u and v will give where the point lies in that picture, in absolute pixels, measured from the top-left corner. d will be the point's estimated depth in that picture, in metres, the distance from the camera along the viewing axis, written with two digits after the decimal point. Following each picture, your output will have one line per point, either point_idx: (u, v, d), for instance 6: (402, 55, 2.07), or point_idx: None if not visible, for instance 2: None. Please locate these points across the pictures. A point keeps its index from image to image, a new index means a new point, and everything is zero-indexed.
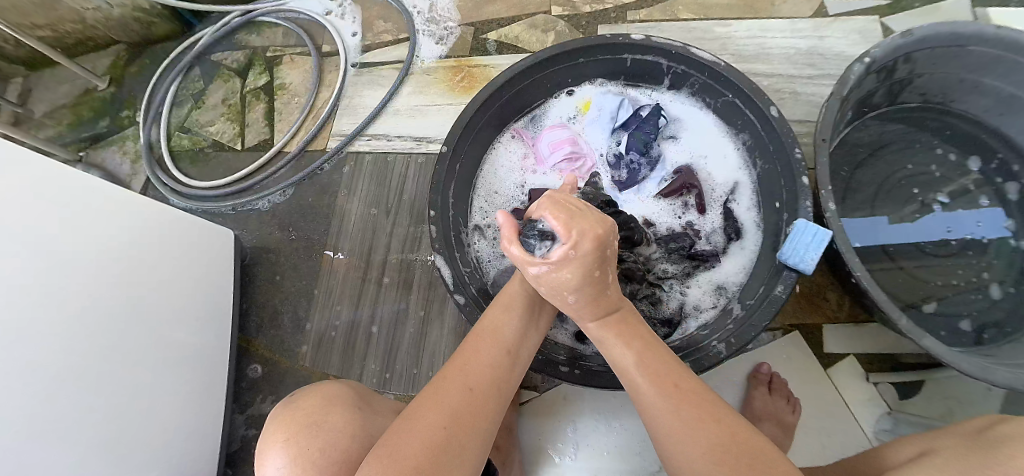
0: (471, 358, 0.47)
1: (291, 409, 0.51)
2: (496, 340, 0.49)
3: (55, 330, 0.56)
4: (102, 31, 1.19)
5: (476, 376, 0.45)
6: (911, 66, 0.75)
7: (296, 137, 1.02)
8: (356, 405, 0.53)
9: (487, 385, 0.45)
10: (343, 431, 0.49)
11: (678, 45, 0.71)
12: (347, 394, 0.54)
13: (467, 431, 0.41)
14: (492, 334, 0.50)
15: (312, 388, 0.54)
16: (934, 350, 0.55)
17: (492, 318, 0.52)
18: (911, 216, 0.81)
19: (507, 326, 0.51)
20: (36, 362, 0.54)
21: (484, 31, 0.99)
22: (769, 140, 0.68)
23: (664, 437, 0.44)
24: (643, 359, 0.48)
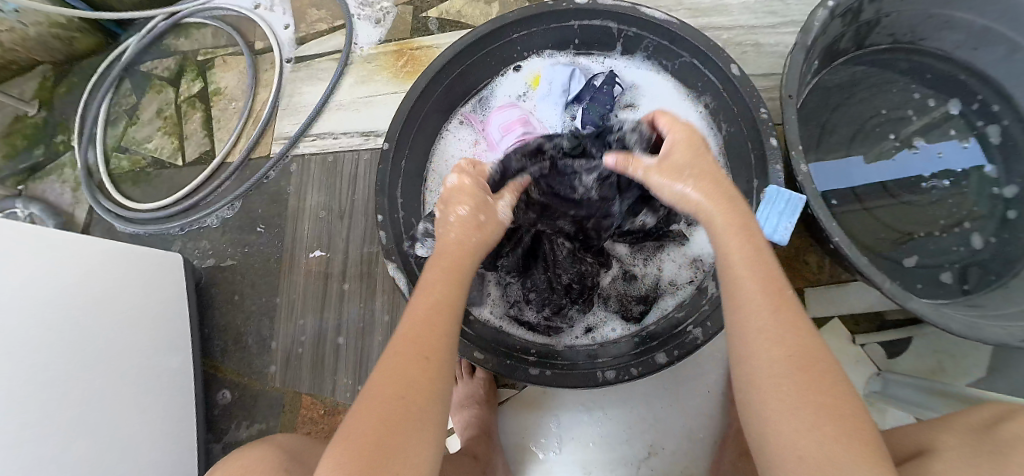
0: (406, 345, 0.40)
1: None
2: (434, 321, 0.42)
3: None
4: (22, 53, 1.10)
5: (415, 355, 0.39)
6: (878, 6, 0.70)
7: (238, 145, 0.95)
8: (283, 469, 0.49)
9: (426, 374, 0.38)
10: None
11: (627, 6, 0.65)
12: (271, 453, 0.52)
13: (404, 418, 0.36)
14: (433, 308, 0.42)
15: (233, 458, 0.52)
16: (920, 311, 0.51)
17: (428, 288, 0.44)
18: (889, 152, 0.77)
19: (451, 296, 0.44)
20: None
21: (424, 9, 0.91)
22: (732, 101, 0.63)
23: (741, 331, 0.39)
24: (749, 255, 0.41)
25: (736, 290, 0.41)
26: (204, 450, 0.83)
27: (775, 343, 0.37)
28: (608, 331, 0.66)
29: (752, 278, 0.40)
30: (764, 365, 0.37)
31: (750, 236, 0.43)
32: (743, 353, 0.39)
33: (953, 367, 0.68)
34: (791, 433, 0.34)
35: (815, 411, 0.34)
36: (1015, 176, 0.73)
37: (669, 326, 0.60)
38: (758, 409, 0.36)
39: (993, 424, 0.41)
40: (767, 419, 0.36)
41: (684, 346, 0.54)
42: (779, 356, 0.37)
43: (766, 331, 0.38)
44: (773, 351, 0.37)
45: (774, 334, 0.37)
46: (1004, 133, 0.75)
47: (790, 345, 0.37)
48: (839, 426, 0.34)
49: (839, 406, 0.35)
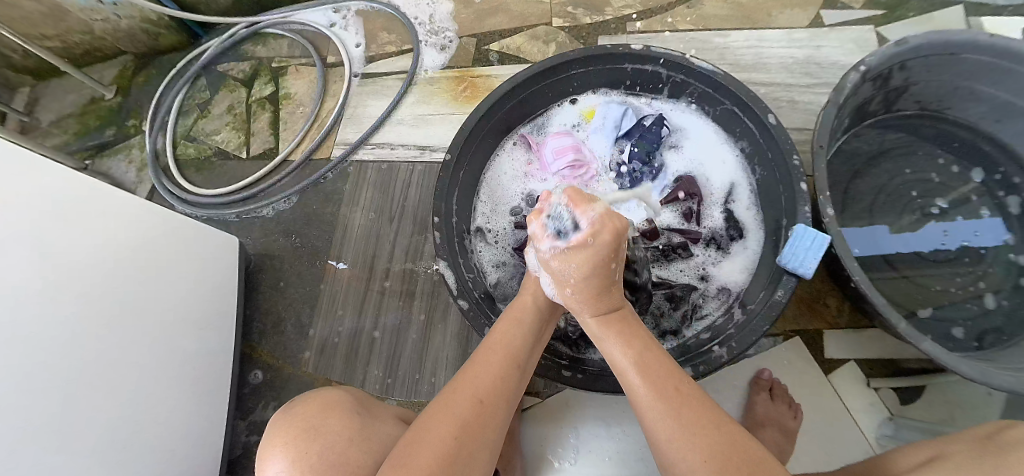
0: (480, 371, 0.47)
1: (289, 415, 0.52)
2: (504, 351, 0.50)
3: (61, 334, 0.58)
4: (111, 42, 1.20)
5: (487, 389, 0.46)
6: (906, 74, 0.79)
7: (301, 146, 1.03)
8: (355, 410, 0.55)
9: (496, 396, 0.46)
10: (342, 435, 0.50)
11: (678, 55, 0.74)
12: (345, 400, 0.55)
13: (473, 444, 0.42)
14: (504, 345, 0.50)
15: (309, 396, 0.55)
16: (933, 352, 0.59)
17: (501, 330, 0.53)
18: (910, 226, 0.84)
19: (521, 339, 0.52)
20: (44, 358, 0.55)
21: (486, 42, 1.01)
22: (767, 148, 0.72)
23: (638, 396, 0.48)
24: (624, 329, 0.52)
25: (621, 363, 0.50)
26: (231, 426, 0.87)
27: (673, 413, 0.45)
28: None
29: (628, 353, 0.50)
30: (662, 425, 0.45)
31: (587, 305, 0.55)
32: (645, 414, 0.47)
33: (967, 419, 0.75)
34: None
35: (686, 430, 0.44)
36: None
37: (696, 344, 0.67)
38: (669, 459, 0.44)
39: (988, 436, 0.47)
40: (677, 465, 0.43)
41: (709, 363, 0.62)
42: (675, 422, 0.44)
43: (655, 392, 0.47)
44: (667, 418, 0.45)
45: (664, 400, 0.46)
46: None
47: (680, 406, 0.45)
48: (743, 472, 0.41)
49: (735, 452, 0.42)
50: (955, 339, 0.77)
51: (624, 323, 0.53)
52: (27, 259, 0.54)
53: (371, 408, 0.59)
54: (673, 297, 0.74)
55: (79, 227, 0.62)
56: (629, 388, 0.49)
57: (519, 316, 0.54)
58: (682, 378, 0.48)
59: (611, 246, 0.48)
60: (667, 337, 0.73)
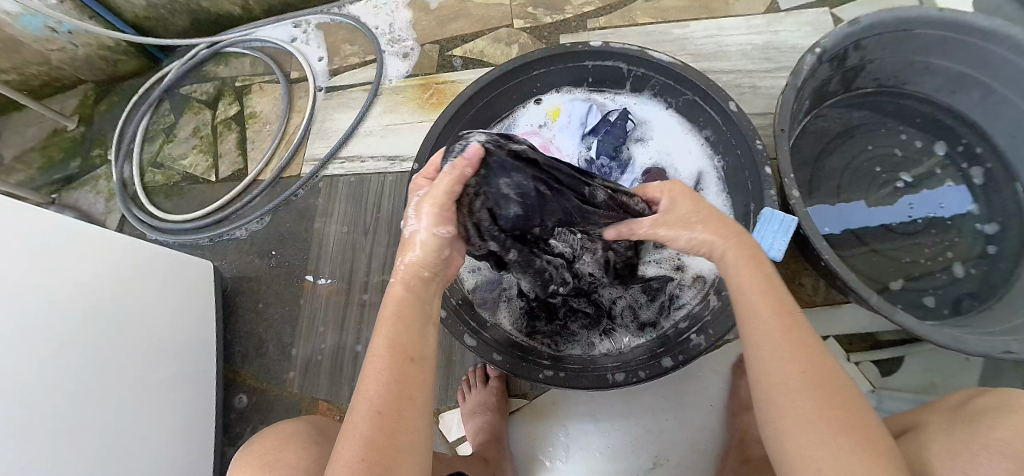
0: (365, 382, 0.42)
1: (249, 454, 0.54)
2: (391, 343, 0.43)
3: (42, 375, 0.57)
4: (68, 72, 1.16)
5: (384, 395, 0.41)
6: (862, 53, 0.81)
7: (270, 165, 1.02)
8: (313, 441, 0.55)
9: (392, 402, 0.41)
10: (295, 467, 0.50)
11: (636, 49, 0.75)
12: (302, 431, 0.56)
13: (388, 457, 0.38)
14: (388, 339, 0.43)
15: (270, 431, 0.57)
16: (905, 324, 0.61)
17: (378, 325, 0.45)
18: (878, 198, 0.86)
19: (410, 324, 0.45)
20: (26, 401, 0.55)
21: (450, 48, 1.01)
22: (731, 135, 0.74)
23: (756, 345, 0.44)
24: (763, 281, 0.47)
25: (750, 307, 0.45)
26: (219, 453, 0.86)
27: (805, 366, 0.41)
28: (623, 340, 0.73)
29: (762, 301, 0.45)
30: (778, 376, 0.41)
31: (760, 266, 0.48)
32: (758, 362, 0.43)
33: (944, 384, 0.78)
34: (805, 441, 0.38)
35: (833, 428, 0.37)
36: (995, 215, 0.82)
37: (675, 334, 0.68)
38: (775, 412, 0.40)
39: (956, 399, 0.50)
40: (778, 418, 0.40)
41: (689, 352, 0.63)
42: (802, 374, 0.40)
43: (778, 343, 0.42)
44: (793, 369, 0.41)
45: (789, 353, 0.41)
46: (987, 174, 0.85)
47: (806, 362, 0.41)
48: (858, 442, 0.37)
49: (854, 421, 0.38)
50: (926, 308, 0.80)
51: (765, 277, 0.47)
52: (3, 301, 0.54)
53: (333, 437, 0.59)
54: (650, 288, 0.75)
55: (50, 264, 0.60)
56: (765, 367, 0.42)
57: (401, 302, 0.46)
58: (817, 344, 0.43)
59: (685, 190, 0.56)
60: (647, 329, 0.74)
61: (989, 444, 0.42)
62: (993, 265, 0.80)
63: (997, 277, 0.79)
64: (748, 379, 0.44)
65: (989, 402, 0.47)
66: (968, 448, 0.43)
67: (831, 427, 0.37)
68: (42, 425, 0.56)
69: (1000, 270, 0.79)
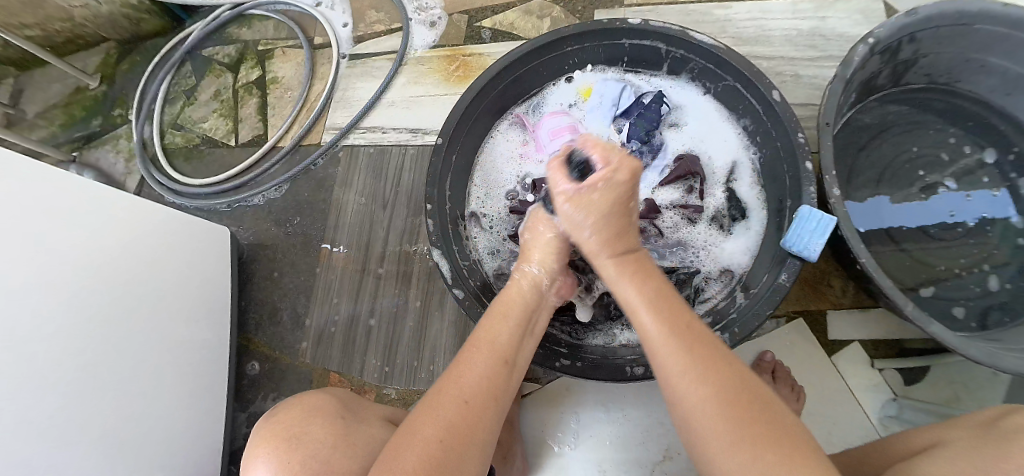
0: (465, 371, 0.45)
1: (272, 425, 0.53)
2: (491, 344, 0.48)
3: (60, 335, 0.57)
4: (92, 29, 1.14)
5: (474, 388, 0.44)
6: (916, 46, 0.76)
7: (290, 132, 1.01)
8: (340, 415, 0.54)
9: (484, 397, 0.44)
10: (323, 443, 0.50)
11: (676, 29, 0.71)
12: (328, 405, 0.55)
13: (463, 447, 0.40)
14: (487, 342, 0.48)
15: (292, 403, 0.55)
16: (943, 337, 0.58)
17: (487, 326, 0.50)
18: (916, 197, 0.82)
19: (512, 336, 0.50)
20: (42, 361, 0.55)
21: (478, 19, 0.97)
22: (772, 125, 0.70)
23: (665, 374, 0.44)
24: (655, 303, 0.48)
25: (648, 335, 0.46)
26: (230, 418, 0.86)
27: (711, 386, 0.41)
28: None
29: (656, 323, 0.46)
30: (691, 404, 0.41)
31: (649, 281, 0.51)
32: (671, 390, 0.43)
33: (970, 398, 0.75)
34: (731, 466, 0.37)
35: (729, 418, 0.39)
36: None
37: None
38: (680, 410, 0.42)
39: (994, 419, 0.47)
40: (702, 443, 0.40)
41: None
42: (708, 395, 0.40)
43: (681, 367, 0.42)
44: (696, 393, 0.41)
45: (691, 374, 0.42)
46: None
47: (708, 378, 0.41)
48: (779, 450, 0.36)
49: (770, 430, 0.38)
50: (955, 318, 0.76)
51: (661, 298, 0.49)
52: (21, 260, 0.53)
53: (357, 411, 0.58)
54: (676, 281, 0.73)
55: (67, 225, 0.60)
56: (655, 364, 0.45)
57: (506, 307, 0.53)
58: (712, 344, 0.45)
59: (628, 187, 0.52)
60: None
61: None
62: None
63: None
64: (670, 412, 0.44)
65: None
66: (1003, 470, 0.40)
67: (747, 440, 0.37)
68: (57, 386, 0.56)
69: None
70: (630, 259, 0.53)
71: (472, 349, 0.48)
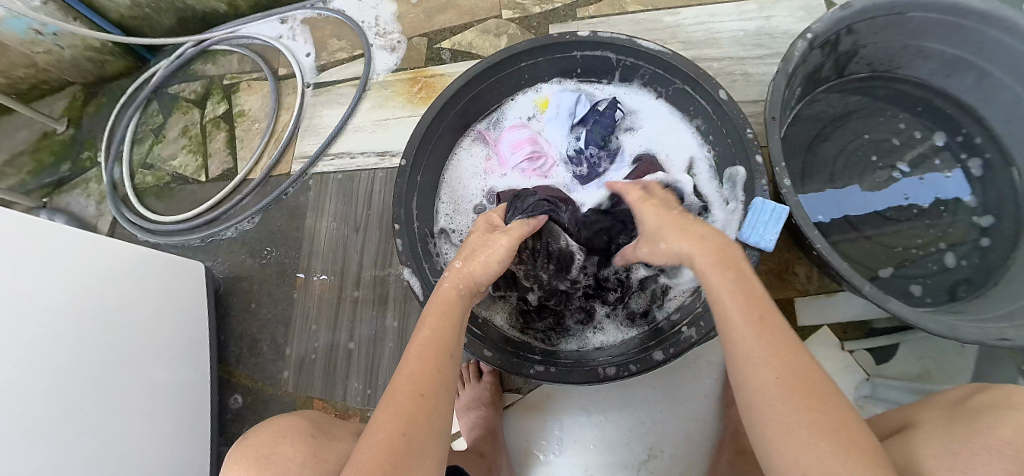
0: (413, 364, 0.45)
1: (243, 448, 0.53)
2: (430, 339, 0.48)
3: (39, 384, 0.57)
4: (56, 74, 1.14)
5: (422, 380, 0.44)
6: (854, 38, 0.80)
7: (260, 163, 1.02)
8: (309, 435, 0.55)
9: (436, 385, 0.44)
10: (294, 459, 0.50)
11: (624, 38, 0.74)
12: (300, 426, 0.56)
13: (423, 434, 0.41)
14: (433, 337, 0.48)
15: (265, 425, 0.56)
16: (899, 312, 0.61)
17: (428, 320, 0.51)
18: (873, 183, 0.86)
19: (445, 326, 0.50)
20: (23, 412, 0.54)
21: (437, 41, 1.00)
22: (722, 124, 0.73)
23: (735, 355, 0.42)
24: (739, 284, 0.46)
25: (726, 316, 0.44)
26: (216, 454, 0.86)
27: (772, 370, 0.39)
28: (614, 333, 0.73)
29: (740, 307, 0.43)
30: (756, 387, 0.39)
31: (732, 268, 0.47)
32: (738, 371, 0.41)
33: (938, 372, 0.78)
34: (789, 454, 0.36)
35: (795, 408, 0.37)
36: (991, 207, 0.82)
37: (668, 326, 0.68)
38: (749, 400, 0.40)
39: (965, 400, 0.50)
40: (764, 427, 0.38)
41: (679, 344, 0.62)
42: (772, 378, 0.39)
43: (750, 349, 0.41)
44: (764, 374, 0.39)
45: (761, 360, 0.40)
46: (985, 165, 0.84)
47: (783, 365, 0.39)
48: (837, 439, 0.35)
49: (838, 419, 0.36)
50: (914, 296, 0.80)
51: (748, 288, 0.45)
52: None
53: (329, 431, 0.59)
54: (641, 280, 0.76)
55: (41, 272, 0.60)
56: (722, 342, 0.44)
57: (447, 304, 0.53)
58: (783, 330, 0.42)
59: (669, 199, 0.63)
60: (639, 321, 0.73)
61: (988, 443, 0.41)
62: (984, 257, 0.80)
63: (988, 269, 0.78)
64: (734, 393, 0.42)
65: (990, 400, 0.46)
66: (966, 448, 0.42)
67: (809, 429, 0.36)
68: (35, 438, 0.55)
69: (991, 262, 0.79)
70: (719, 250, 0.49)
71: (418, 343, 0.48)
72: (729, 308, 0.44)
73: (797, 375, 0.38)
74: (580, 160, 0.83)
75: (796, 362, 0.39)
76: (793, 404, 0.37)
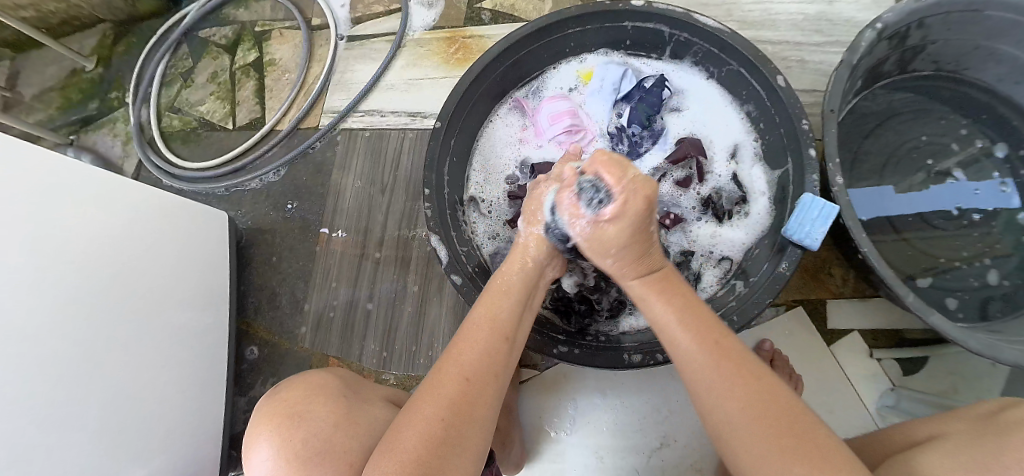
0: (466, 347, 0.46)
1: (273, 403, 0.53)
2: (490, 323, 0.48)
3: (61, 322, 0.57)
4: (87, 10, 1.11)
5: (470, 365, 0.44)
6: (925, 32, 0.74)
7: (288, 115, 0.99)
8: (341, 395, 0.55)
9: (485, 372, 0.44)
10: (326, 421, 0.50)
11: (681, 11, 0.70)
12: (331, 384, 0.56)
13: (463, 422, 0.41)
14: (486, 321, 0.48)
15: (294, 381, 0.56)
16: (940, 327, 0.58)
17: (486, 302, 0.51)
18: (920, 185, 0.81)
19: (503, 310, 0.50)
20: (43, 349, 0.54)
21: (478, 0, 0.95)
22: (775, 111, 0.69)
23: (697, 375, 0.43)
24: (687, 320, 0.46)
25: (684, 359, 0.45)
26: (231, 403, 0.87)
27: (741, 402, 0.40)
28: (640, 319, 0.71)
29: (683, 322, 0.46)
30: (733, 428, 0.40)
31: (679, 300, 0.48)
32: (712, 418, 0.42)
33: (969, 389, 0.75)
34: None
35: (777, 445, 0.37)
36: None
37: None
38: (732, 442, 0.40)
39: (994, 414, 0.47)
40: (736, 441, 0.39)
41: None
42: (747, 415, 0.39)
43: (719, 388, 0.41)
44: (730, 391, 0.41)
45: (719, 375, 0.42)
46: None
47: (747, 399, 0.40)
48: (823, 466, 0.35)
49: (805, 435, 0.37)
50: (948, 309, 0.76)
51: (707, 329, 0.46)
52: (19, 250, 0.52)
53: (360, 392, 0.58)
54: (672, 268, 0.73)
55: (64, 212, 0.59)
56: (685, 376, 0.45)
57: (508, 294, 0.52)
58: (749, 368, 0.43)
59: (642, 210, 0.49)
60: None
61: None
62: None
63: None
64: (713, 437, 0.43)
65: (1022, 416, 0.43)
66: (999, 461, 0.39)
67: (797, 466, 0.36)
68: (51, 375, 0.55)
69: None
70: (658, 277, 0.51)
71: (475, 321, 0.49)
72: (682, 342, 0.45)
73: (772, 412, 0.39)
74: (621, 138, 0.80)
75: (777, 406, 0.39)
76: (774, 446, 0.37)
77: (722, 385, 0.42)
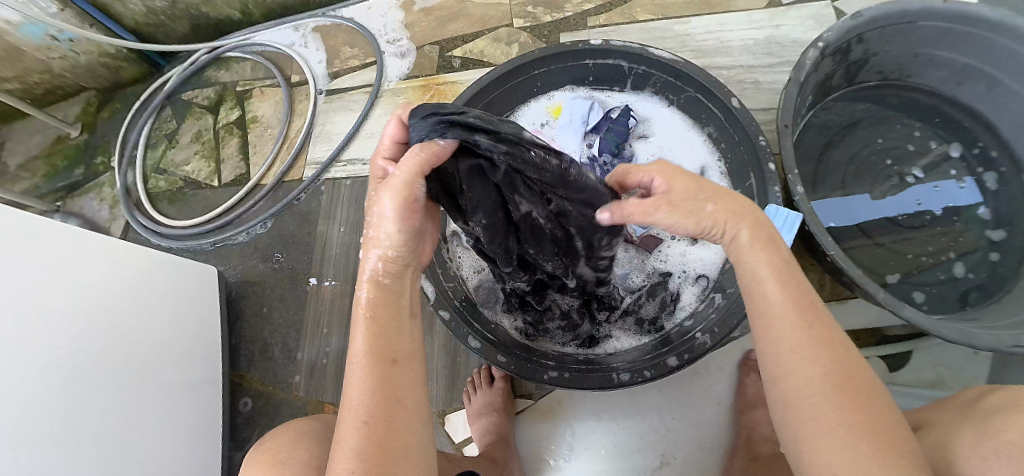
0: (352, 390, 0.41)
1: (262, 452, 0.55)
2: (366, 352, 0.42)
3: (52, 386, 0.58)
4: (70, 79, 1.15)
5: (365, 408, 0.40)
6: (865, 46, 0.81)
7: (272, 169, 1.03)
8: (324, 438, 0.56)
9: (379, 408, 0.40)
10: (308, 465, 0.51)
11: (637, 46, 0.75)
12: (315, 430, 0.57)
13: (385, 464, 0.39)
14: (366, 349, 0.42)
15: (277, 433, 0.58)
16: (913, 319, 0.61)
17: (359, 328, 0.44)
18: (890, 191, 0.85)
19: (377, 333, 0.43)
20: (33, 414, 0.54)
21: (449, 49, 1.01)
22: (734, 131, 0.73)
23: (776, 346, 0.41)
24: (782, 270, 0.43)
25: (765, 305, 0.43)
26: (227, 458, 0.86)
27: (814, 365, 0.39)
28: (628, 341, 0.73)
29: (781, 293, 0.42)
30: (802, 387, 0.39)
31: (777, 249, 0.45)
32: (776, 366, 0.41)
33: (952, 382, 0.77)
34: (832, 448, 0.36)
35: (844, 414, 0.37)
36: (1003, 220, 0.81)
37: (681, 334, 0.69)
38: (784, 392, 0.40)
39: (976, 401, 0.49)
40: (801, 423, 0.39)
41: (693, 350, 0.63)
42: (816, 376, 0.39)
43: (800, 344, 0.40)
44: (811, 370, 0.39)
45: (805, 351, 0.39)
46: (1000, 178, 0.83)
47: (823, 364, 0.39)
48: (880, 445, 0.36)
49: (883, 427, 0.36)
50: (915, 303, 0.80)
51: (793, 283, 0.43)
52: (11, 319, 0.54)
53: None
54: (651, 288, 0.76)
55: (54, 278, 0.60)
56: (761, 323, 0.43)
57: (372, 306, 0.43)
58: (831, 330, 0.41)
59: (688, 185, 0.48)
60: (649, 329, 0.74)
61: (999, 447, 0.41)
62: (994, 270, 0.79)
63: (1000, 280, 0.78)
64: (769, 380, 0.42)
65: (1002, 400, 0.46)
66: (980, 450, 0.42)
67: (857, 436, 0.36)
68: (44, 441, 0.55)
69: (1001, 274, 0.78)
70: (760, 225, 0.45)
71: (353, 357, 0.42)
72: (773, 296, 0.42)
73: (844, 378, 0.38)
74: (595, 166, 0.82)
75: (850, 371, 0.39)
76: (842, 411, 0.37)
77: (803, 344, 0.40)
